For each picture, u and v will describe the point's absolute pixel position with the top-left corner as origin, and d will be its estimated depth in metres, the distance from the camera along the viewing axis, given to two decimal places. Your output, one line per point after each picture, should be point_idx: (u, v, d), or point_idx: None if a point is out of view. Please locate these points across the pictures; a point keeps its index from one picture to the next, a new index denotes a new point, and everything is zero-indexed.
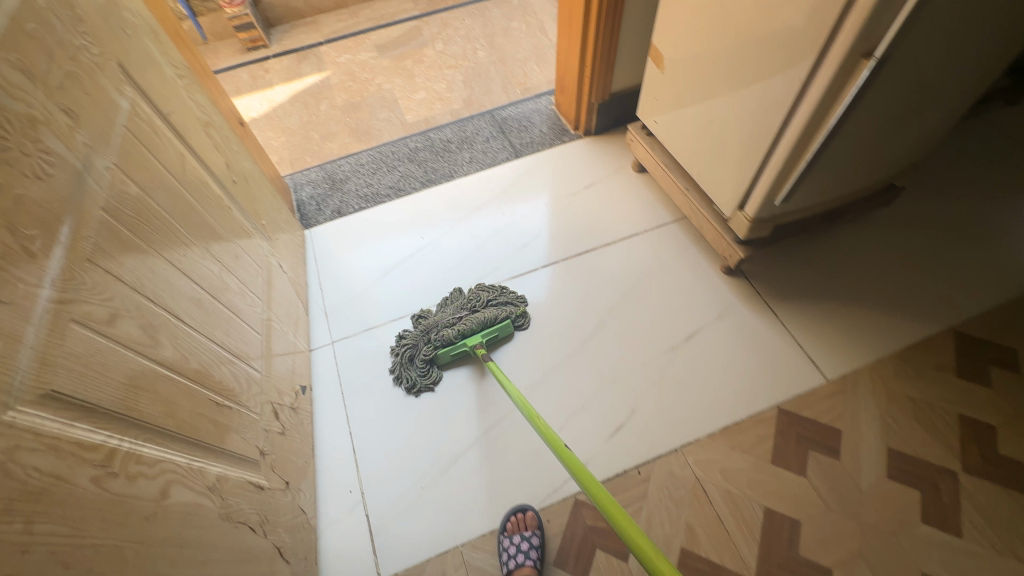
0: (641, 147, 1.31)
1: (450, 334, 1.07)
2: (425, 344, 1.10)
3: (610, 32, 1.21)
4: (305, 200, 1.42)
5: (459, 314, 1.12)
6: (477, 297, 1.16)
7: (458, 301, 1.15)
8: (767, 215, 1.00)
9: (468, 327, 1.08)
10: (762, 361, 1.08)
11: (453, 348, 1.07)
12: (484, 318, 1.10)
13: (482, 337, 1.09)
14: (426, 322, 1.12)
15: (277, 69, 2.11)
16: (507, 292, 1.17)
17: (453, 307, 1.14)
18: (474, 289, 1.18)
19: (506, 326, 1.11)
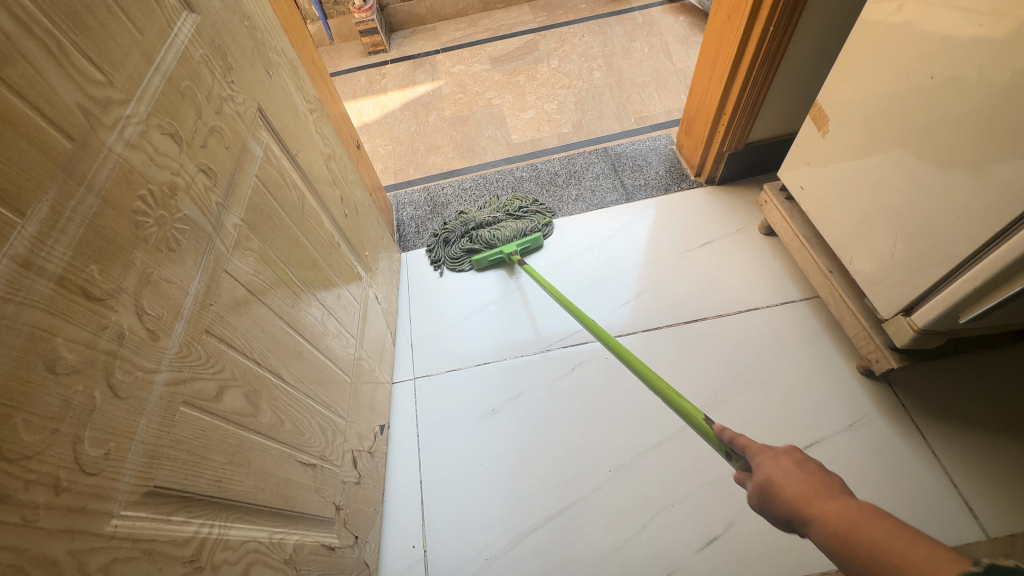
0: (776, 212, 1.15)
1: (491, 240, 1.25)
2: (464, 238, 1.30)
3: (762, 80, 1.07)
4: (405, 220, 1.41)
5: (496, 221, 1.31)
6: (514, 208, 1.35)
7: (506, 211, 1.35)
8: (941, 328, 0.82)
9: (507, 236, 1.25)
10: (901, 495, 0.90)
11: (489, 254, 1.24)
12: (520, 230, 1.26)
13: (517, 246, 1.25)
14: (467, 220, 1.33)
15: (392, 75, 2.15)
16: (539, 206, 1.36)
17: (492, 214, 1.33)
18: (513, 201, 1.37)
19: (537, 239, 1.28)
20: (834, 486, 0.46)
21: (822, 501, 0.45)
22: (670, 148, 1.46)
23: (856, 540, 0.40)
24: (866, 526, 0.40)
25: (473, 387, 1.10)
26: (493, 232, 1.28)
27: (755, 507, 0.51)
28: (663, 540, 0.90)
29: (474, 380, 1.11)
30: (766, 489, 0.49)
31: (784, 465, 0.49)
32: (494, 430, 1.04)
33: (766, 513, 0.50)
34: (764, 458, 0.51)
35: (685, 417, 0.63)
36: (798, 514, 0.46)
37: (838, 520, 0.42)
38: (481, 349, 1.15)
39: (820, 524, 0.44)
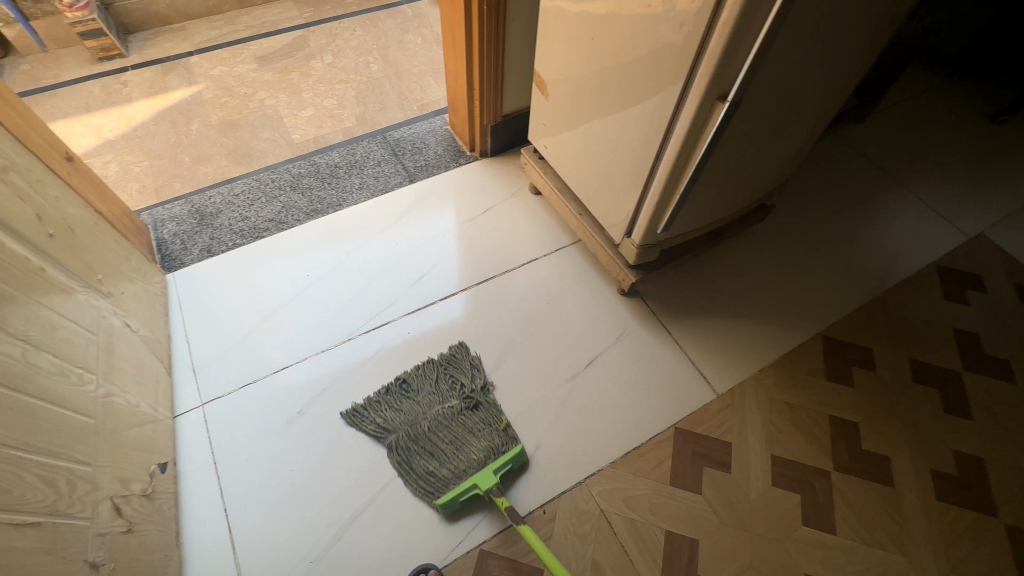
0: (534, 171, 1.29)
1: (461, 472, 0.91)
2: (414, 451, 0.96)
3: (495, 55, 1.19)
4: (167, 238, 1.25)
5: (446, 421, 0.98)
6: (472, 390, 1.03)
7: (470, 420, 0.99)
8: (652, 241, 1.03)
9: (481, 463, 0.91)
10: (658, 381, 1.11)
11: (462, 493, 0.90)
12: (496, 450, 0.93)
13: (496, 474, 0.92)
14: (414, 431, 0.97)
15: (137, 83, 1.86)
16: (475, 371, 1.07)
17: (440, 405, 1.00)
18: (454, 374, 1.06)
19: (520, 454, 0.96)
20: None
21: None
22: (445, 128, 1.53)
23: None
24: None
25: (273, 396, 1.03)
26: (457, 457, 0.94)
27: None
28: None
29: (275, 389, 1.04)
30: None
31: None
32: (304, 432, 1.00)
33: None
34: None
35: None
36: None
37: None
38: (277, 357, 1.08)
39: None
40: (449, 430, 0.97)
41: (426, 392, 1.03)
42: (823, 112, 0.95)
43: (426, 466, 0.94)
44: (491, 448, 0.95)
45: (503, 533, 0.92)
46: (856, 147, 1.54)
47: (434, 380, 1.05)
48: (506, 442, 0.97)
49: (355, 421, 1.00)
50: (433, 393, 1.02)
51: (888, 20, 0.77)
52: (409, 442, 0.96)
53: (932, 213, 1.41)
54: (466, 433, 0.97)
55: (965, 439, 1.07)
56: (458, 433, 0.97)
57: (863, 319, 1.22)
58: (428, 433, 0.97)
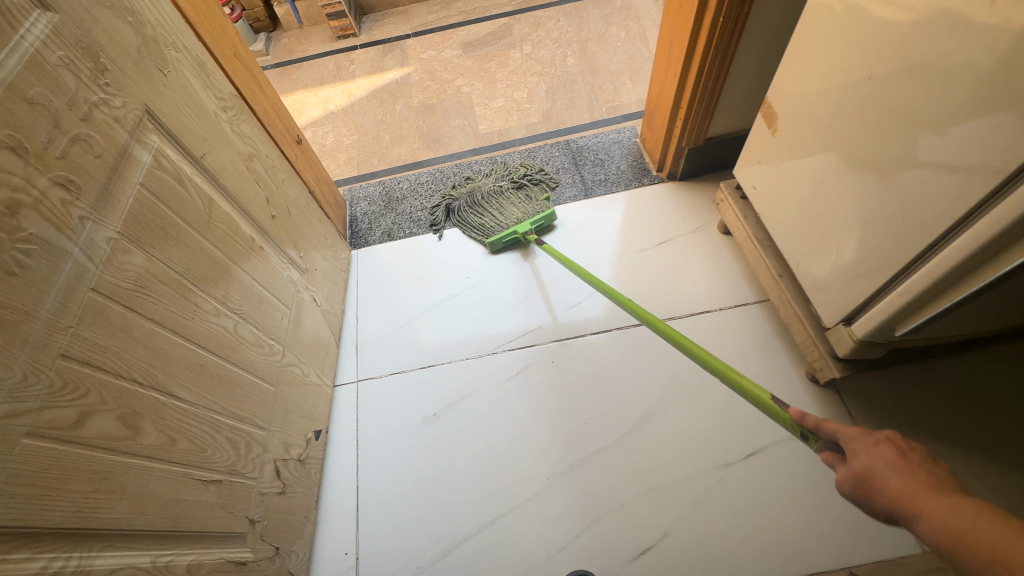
0: (731, 211, 1.11)
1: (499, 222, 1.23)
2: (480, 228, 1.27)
3: (716, 73, 1.02)
4: (359, 216, 1.37)
5: (509, 194, 1.31)
6: (521, 179, 1.35)
7: (505, 178, 1.36)
8: (881, 339, 0.79)
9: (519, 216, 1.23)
10: (842, 505, 0.88)
11: (504, 237, 1.21)
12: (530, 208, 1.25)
13: (531, 226, 1.22)
14: (478, 196, 1.31)
15: (361, 61, 2.09)
16: (546, 177, 1.36)
17: (505, 188, 1.34)
18: (524, 174, 1.37)
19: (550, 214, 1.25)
20: (939, 483, 0.45)
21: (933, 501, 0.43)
22: (633, 140, 1.41)
23: (971, 545, 0.40)
24: (984, 531, 0.40)
25: (416, 391, 1.08)
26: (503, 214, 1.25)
27: (841, 491, 0.51)
28: (597, 549, 0.88)
29: (417, 384, 1.08)
30: (864, 478, 0.48)
31: (888, 457, 0.47)
32: (436, 436, 1.02)
33: (856, 501, 0.49)
34: (863, 452, 0.49)
35: (744, 393, 0.63)
36: (902, 511, 0.45)
37: (954, 520, 0.42)
38: (425, 353, 1.12)
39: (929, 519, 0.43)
40: (498, 201, 1.31)
41: (483, 181, 1.37)
42: None
43: (481, 221, 1.27)
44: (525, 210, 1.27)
45: None
46: None
47: (497, 178, 1.38)
48: (542, 204, 1.28)
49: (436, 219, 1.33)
50: (489, 182, 1.36)
51: None
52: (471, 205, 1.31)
53: None
54: (512, 201, 1.30)
55: None
56: (506, 203, 1.29)
57: None
58: (489, 211, 1.28)
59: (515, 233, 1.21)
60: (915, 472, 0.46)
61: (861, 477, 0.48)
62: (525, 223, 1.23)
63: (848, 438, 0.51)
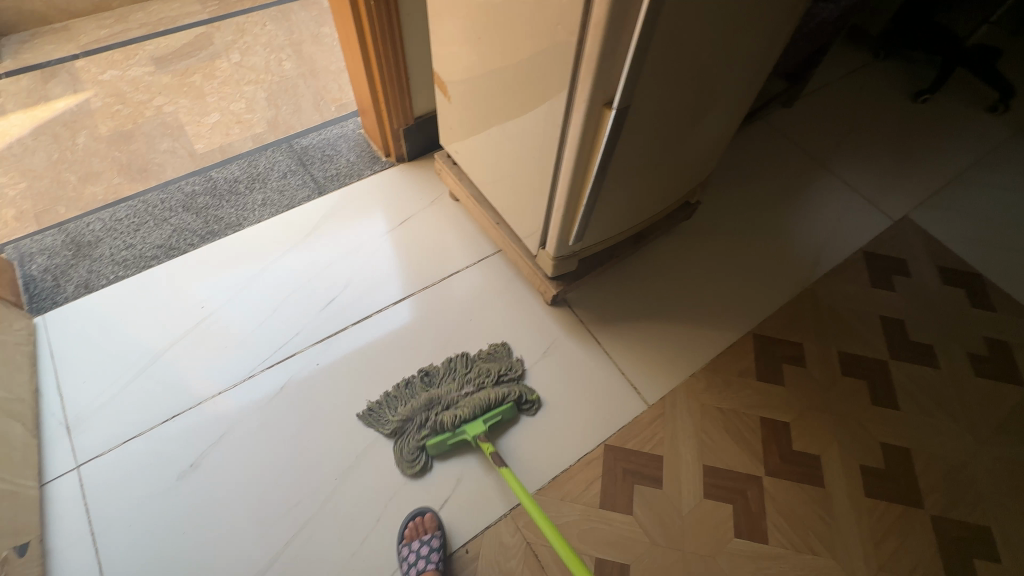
0: (450, 178, 1.21)
1: (450, 419, 0.93)
2: (422, 427, 0.95)
3: (394, 54, 1.09)
4: (36, 274, 1.10)
5: (466, 396, 0.98)
6: (486, 374, 1.02)
7: (461, 371, 1.02)
8: (568, 252, 0.96)
9: (470, 414, 0.94)
10: (587, 395, 1.06)
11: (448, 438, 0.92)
12: (486, 401, 0.96)
13: (484, 424, 0.94)
14: (432, 404, 0.96)
15: (12, 92, 1.66)
16: (511, 369, 1.05)
17: (460, 381, 1.01)
18: (484, 361, 1.05)
19: (510, 409, 0.98)
20: None
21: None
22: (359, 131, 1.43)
23: None
24: None
25: (162, 450, 0.93)
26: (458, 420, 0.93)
27: None
28: (398, 522, 0.90)
29: (162, 442, 0.93)
30: None
31: None
32: (197, 488, 0.90)
33: None
34: None
35: None
36: None
37: None
38: (165, 405, 0.97)
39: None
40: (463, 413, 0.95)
41: (447, 380, 1.01)
42: (734, 106, 0.89)
43: (425, 425, 0.94)
44: (485, 403, 0.95)
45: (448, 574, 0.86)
46: (786, 133, 1.54)
47: (458, 369, 1.03)
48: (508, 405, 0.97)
49: (147, 256, 1.14)
50: (455, 382, 1.00)
51: (781, 14, 0.72)
52: (428, 420, 0.95)
53: (857, 198, 1.43)
54: (475, 403, 0.96)
55: (893, 431, 1.07)
56: (469, 414, 0.95)
57: (792, 313, 1.21)
58: (438, 411, 0.95)
59: (466, 436, 0.92)
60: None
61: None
62: (477, 420, 0.94)
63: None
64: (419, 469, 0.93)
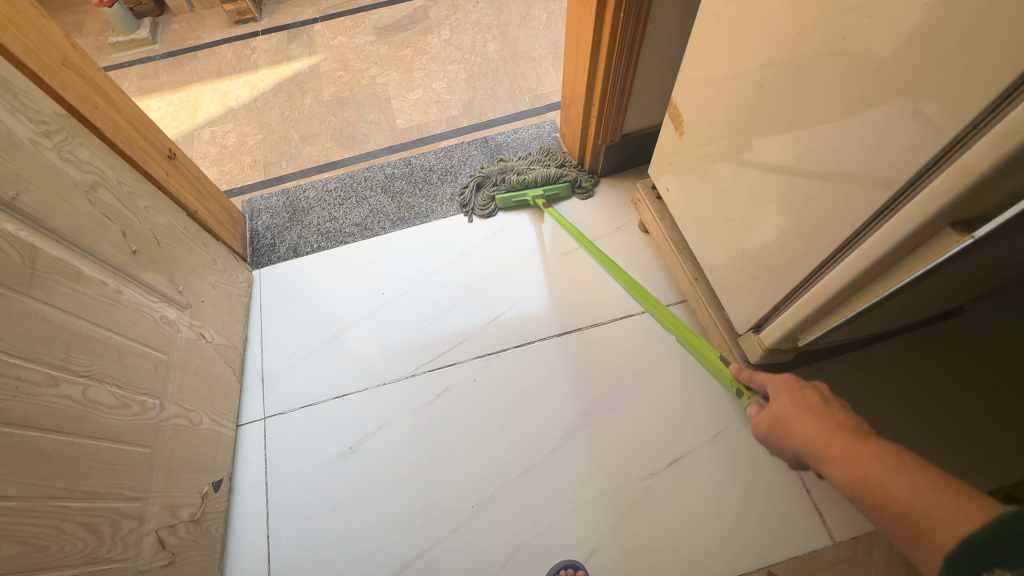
0: (648, 211, 1.08)
1: (516, 180, 1.20)
2: (496, 182, 1.22)
3: (625, 69, 0.97)
4: (260, 230, 1.24)
5: (531, 166, 1.23)
6: (553, 157, 1.26)
7: (535, 156, 1.26)
8: (788, 345, 0.79)
9: (533, 180, 1.19)
10: (759, 504, 0.90)
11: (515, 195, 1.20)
12: (547, 174, 1.20)
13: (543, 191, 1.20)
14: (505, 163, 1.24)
15: (264, 49, 1.89)
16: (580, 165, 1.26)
17: (529, 158, 1.25)
18: (556, 152, 1.28)
19: (564, 187, 1.21)
20: None
21: (895, 479, 0.46)
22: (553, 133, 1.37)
23: None
24: None
25: (329, 424, 1.00)
26: (522, 178, 1.20)
27: None
28: None
29: (331, 416, 1.01)
30: None
31: None
32: (352, 471, 0.96)
33: None
34: None
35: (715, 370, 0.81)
36: None
37: None
38: (338, 381, 1.04)
39: (842, 464, 0.51)
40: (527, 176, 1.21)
41: (522, 157, 1.26)
42: None
43: (497, 179, 1.22)
44: (546, 175, 1.20)
45: None
46: None
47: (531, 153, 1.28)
48: (564, 180, 1.22)
49: (346, 232, 1.22)
50: (526, 158, 1.25)
51: None
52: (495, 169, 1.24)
53: None
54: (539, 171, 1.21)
55: None
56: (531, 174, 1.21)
57: None
58: (509, 170, 1.23)
59: (527, 196, 1.19)
60: (833, 415, 0.56)
61: (778, 419, 0.60)
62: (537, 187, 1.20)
63: (777, 387, 0.64)
64: (488, 213, 1.21)
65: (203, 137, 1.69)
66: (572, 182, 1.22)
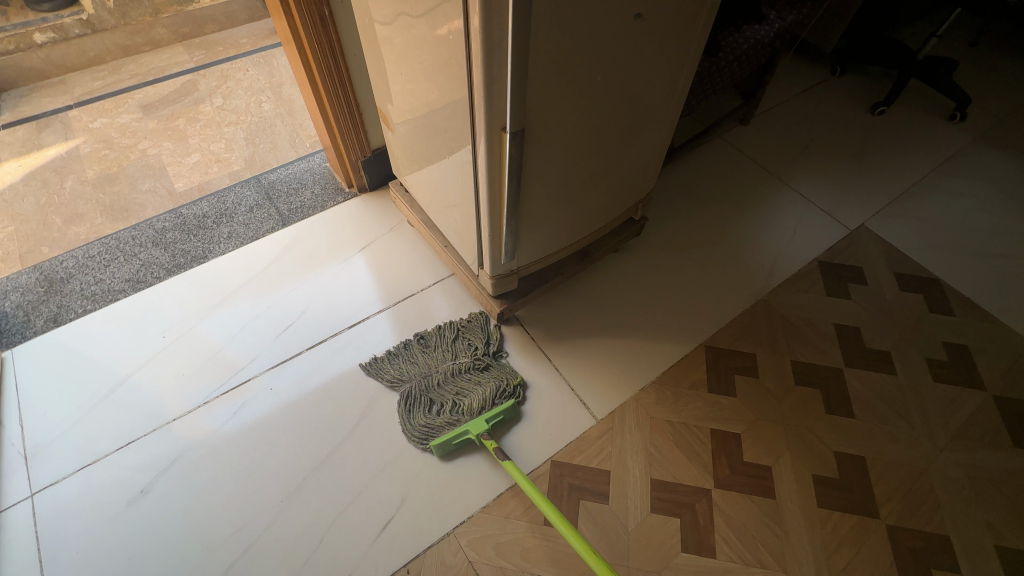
0: (404, 205, 1.26)
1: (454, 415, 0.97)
2: (427, 410, 1.00)
3: (342, 91, 1.15)
4: (9, 311, 1.15)
5: (455, 369, 1.05)
6: (481, 351, 1.10)
7: (450, 338, 1.11)
8: (504, 271, 0.99)
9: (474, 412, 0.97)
10: (537, 413, 1.06)
11: (454, 436, 0.95)
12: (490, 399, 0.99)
13: (487, 422, 0.97)
14: (429, 379, 1.04)
15: (7, 142, 1.77)
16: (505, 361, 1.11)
17: (448, 351, 1.09)
18: (479, 333, 1.13)
19: (511, 408, 1.00)
20: None
21: None
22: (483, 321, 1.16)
23: None
24: None
25: (113, 476, 0.95)
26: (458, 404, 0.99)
27: None
28: (339, 545, 0.90)
29: (116, 468, 0.96)
30: None
31: None
32: (145, 513, 0.92)
33: None
34: None
35: None
36: None
37: None
38: (119, 432, 1.00)
39: None
40: (457, 383, 1.04)
41: (441, 349, 1.10)
42: (657, 123, 0.93)
43: (430, 418, 0.99)
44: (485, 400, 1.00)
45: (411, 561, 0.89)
46: (741, 149, 1.58)
47: (449, 343, 1.11)
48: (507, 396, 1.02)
49: (115, 291, 1.20)
50: (447, 352, 1.09)
51: (677, 38, 0.76)
52: (421, 386, 1.03)
53: (814, 209, 1.44)
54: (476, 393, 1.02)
55: (848, 440, 1.06)
56: (462, 387, 1.03)
57: (746, 323, 1.22)
58: (438, 382, 1.04)
59: (470, 434, 0.95)
60: None
61: None
62: (480, 417, 0.98)
63: None
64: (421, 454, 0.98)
65: None
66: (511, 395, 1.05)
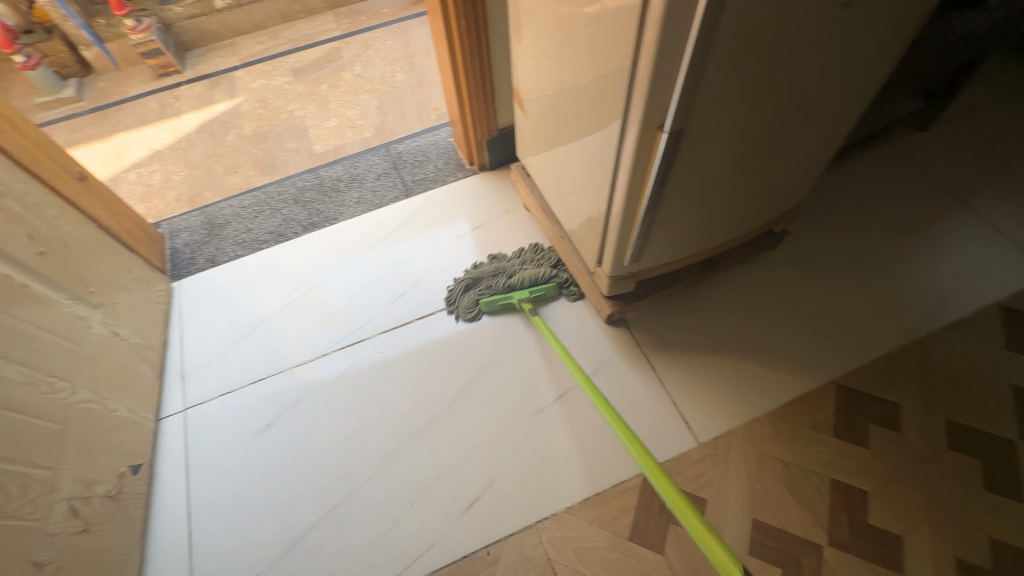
0: (523, 189, 1.24)
1: (503, 284, 1.14)
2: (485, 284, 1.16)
3: (479, 69, 1.15)
4: (179, 247, 1.34)
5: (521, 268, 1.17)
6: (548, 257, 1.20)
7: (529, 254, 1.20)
8: (623, 273, 0.94)
9: (520, 281, 1.13)
10: (635, 422, 1.02)
11: (499, 299, 1.13)
12: (536, 275, 1.14)
13: (530, 294, 1.13)
14: (496, 270, 1.18)
15: (187, 96, 2.03)
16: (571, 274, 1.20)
17: (520, 257, 1.20)
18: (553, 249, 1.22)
19: (553, 288, 1.15)
20: None
21: None
22: None
23: None
24: None
25: (246, 406, 1.08)
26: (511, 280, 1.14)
27: None
28: (428, 514, 0.94)
29: (248, 400, 1.09)
30: None
31: None
32: (268, 445, 1.03)
33: None
34: None
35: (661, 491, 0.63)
36: None
37: None
38: (253, 369, 1.12)
39: None
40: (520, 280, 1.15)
41: (514, 257, 1.21)
42: (830, 127, 0.80)
43: (486, 288, 1.15)
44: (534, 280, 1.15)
45: (493, 544, 0.91)
46: (913, 159, 1.34)
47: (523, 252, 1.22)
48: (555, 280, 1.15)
49: (260, 241, 1.33)
50: (519, 260, 1.20)
51: (885, 32, 0.64)
52: (486, 274, 1.18)
53: (1005, 241, 1.19)
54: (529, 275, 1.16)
55: (1010, 528, 0.89)
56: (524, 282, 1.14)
57: (893, 365, 1.05)
58: (503, 276, 1.16)
59: (513, 298, 1.13)
60: None
61: None
62: (525, 288, 1.14)
63: None
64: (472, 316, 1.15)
65: (130, 178, 1.79)
66: (561, 284, 1.17)
